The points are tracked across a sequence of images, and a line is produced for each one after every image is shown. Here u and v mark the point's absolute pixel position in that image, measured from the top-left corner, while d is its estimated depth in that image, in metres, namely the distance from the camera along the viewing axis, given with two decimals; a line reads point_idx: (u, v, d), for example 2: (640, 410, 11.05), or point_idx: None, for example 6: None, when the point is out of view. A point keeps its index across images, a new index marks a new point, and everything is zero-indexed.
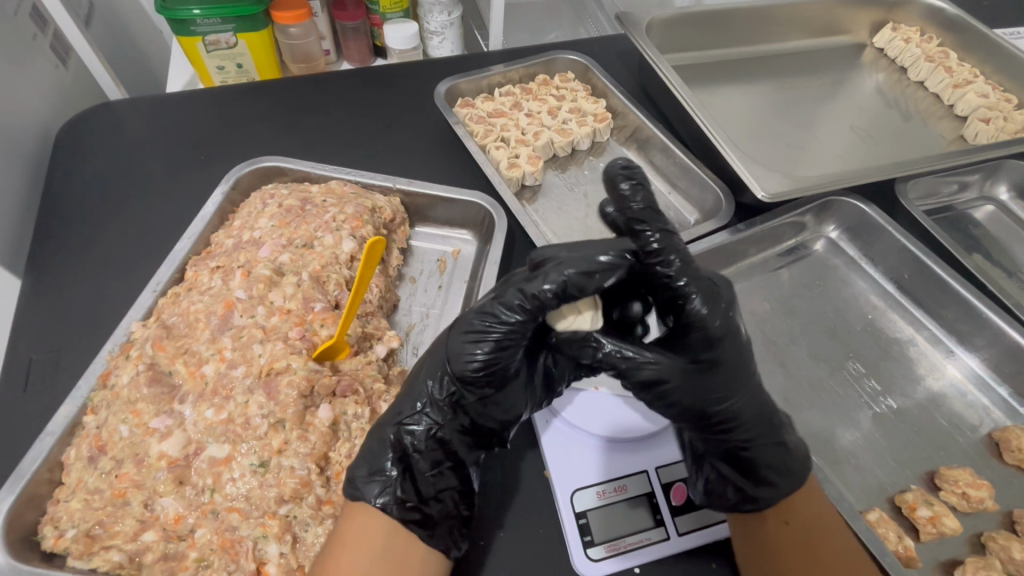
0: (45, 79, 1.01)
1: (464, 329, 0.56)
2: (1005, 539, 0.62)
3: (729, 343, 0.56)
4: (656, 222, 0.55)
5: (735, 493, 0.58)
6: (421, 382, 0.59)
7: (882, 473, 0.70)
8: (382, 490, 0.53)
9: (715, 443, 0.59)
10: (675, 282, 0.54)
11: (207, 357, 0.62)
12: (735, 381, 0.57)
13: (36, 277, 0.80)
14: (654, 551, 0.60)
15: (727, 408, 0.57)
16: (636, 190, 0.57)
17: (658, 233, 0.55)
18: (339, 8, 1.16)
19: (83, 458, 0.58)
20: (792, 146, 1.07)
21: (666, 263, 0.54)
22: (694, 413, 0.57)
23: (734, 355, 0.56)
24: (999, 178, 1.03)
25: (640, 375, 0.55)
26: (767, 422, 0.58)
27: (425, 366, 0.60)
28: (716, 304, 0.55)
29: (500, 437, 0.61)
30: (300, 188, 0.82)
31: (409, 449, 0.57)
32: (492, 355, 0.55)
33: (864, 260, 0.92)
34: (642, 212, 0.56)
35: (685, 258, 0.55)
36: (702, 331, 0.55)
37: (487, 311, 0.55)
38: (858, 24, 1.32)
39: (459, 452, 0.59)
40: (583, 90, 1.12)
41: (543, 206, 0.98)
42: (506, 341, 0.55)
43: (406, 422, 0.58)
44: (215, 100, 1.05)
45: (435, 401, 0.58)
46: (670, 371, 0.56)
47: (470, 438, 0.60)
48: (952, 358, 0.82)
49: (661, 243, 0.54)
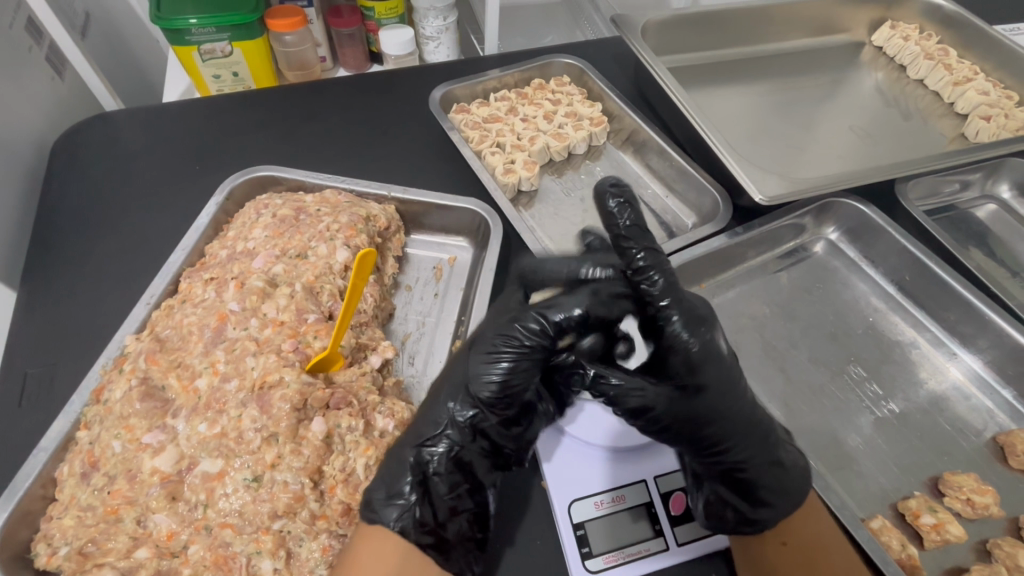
0: (43, 92, 1.02)
1: (483, 350, 0.57)
2: (1011, 546, 0.61)
3: (712, 367, 0.56)
4: (641, 240, 0.57)
5: (734, 514, 0.56)
6: (442, 405, 0.59)
7: (885, 480, 0.69)
8: (401, 515, 0.53)
9: (710, 465, 0.58)
10: (659, 300, 0.56)
11: (200, 371, 0.62)
12: (724, 407, 0.56)
13: (31, 291, 0.80)
14: (654, 562, 0.59)
15: (714, 433, 0.56)
16: (624, 208, 0.58)
17: (643, 251, 0.57)
18: (334, 16, 1.17)
19: (76, 474, 0.57)
20: (791, 147, 1.06)
21: (650, 282, 0.56)
22: (685, 437, 0.56)
23: (720, 379, 0.56)
24: (1001, 176, 1.02)
25: (628, 403, 0.55)
26: (762, 442, 0.58)
27: (445, 389, 0.60)
28: (698, 328, 0.55)
29: (519, 459, 0.60)
30: (294, 198, 0.82)
31: (428, 471, 0.56)
32: (511, 376, 0.55)
33: (865, 261, 0.91)
34: (630, 231, 0.58)
35: (671, 276, 0.56)
36: (683, 356, 0.55)
37: (506, 332, 0.56)
38: (856, 22, 1.31)
39: (478, 473, 0.58)
40: (579, 94, 1.11)
41: (539, 211, 0.98)
42: (524, 363, 0.56)
43: (426, 444, 0.57)
44: (210, 110, 1.05)
45: (456, 423, 0.58)
46: (656, 399, 0.55)
47: (490, 459, 0.60)
48: (954, 360, 0.81)
49: (645, 261, 0.56)
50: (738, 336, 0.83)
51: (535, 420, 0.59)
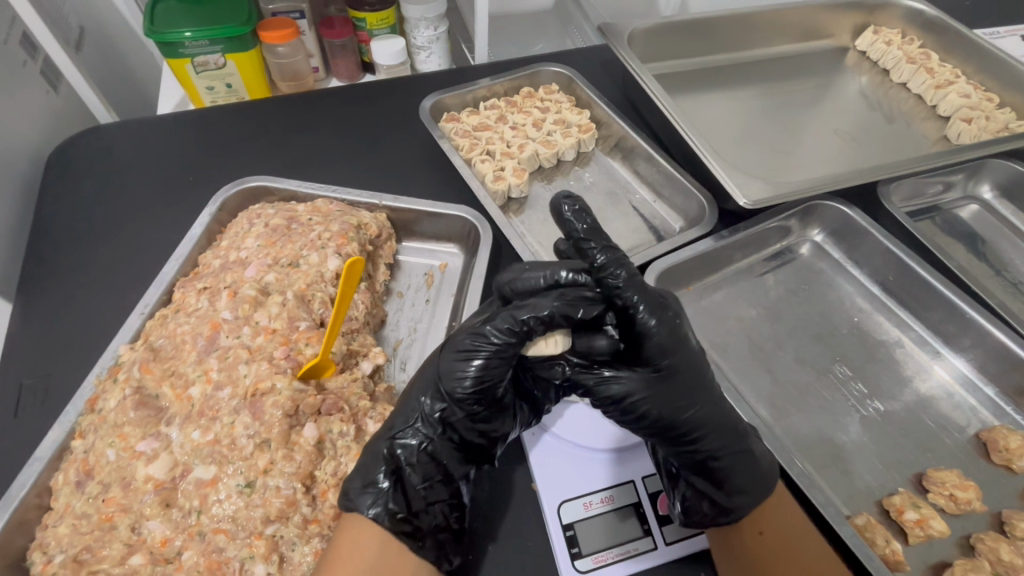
0: (36, 106, 1.03)
1: (455, 347, 0.57)
2: (994, 540, 0.62)
3: (684, 351, 0.57)
4: (600, 240, 0.59)
5: (711, 508, 0.57)
6: (414, 400, 0.61)
7: (870, 476, 0.70)
8: (374, 501, 0.54)
9: (687, 457, 0.59)
10: (624, 293, 0.55)
11: (193, 379, 0.63)
12: (696, 390, 0.57)
13: (27, 302, 0.81)
14: (642, 561, 0.60)
15: (692, 417, 0.57)
16: (579, 215, 0.61)
17: (603, 249, 0.58)
18: (326, 26, 1.18)
19: (71, 483, 0.58)
20: (776, 151, 1.08)
21: (613, 277, 0.56)
22: (662, 423, 0.57)
23: (691, 364, 0.57)
24: (982, 178, 1.04)
25: (608, 390, 0.57)
26: (732, 431, 0.59)
27: (417, 385, 0.62)
28: (663, 314, 0.56)
29: (489, 454, 0.62)
30: (287, 208, 0.83)
31: (401, 463, 0.58)
32: (483, 371, 0.56)
33: (849, 262, 0.93)
34: (588, 233, 0.59)
35: (632, 271, 0.56)
36: (654, 342, 0.55)
37: (478, 330, 0.56)
38: (840, 28, 1.34)
39: (449, 465, 0.60)
40: (567, 101, 1.12)
41: (529, 217, 0.99)
42: (496, 359, 0.56)
43: (398, 436, 0.59)
44: (203, 121, 1.06)
45: (426, 417, 0.59)
46: (634, 385, 0.56)
47: (460, 452, 0.61)
48: (938, 359, 0.82)
49: (604, 259, 0.57)
50: (726, 339, 0.84)
51: (507, 417, 0.61)
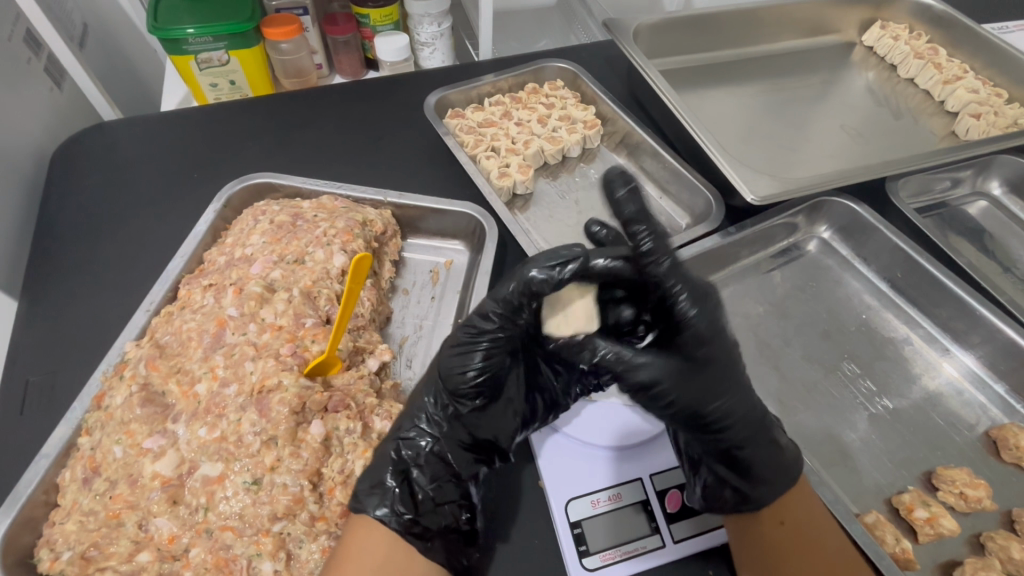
0: (41, 103, 1.03)
1: (451, 343, 0.59)
2: (1004, 539, 0.62)
3: (720, 341, 0.57)
4: (650, 226, 0.59)
5: (733, 495, 0.57)
6: (419, 400, 0.61)
7: (880, 475, 0.70)
8: (381, 502, 0.54)
9: (713, 445, 0.59)
10: (665, 282, 0.57)
11: (199, 376, 0.62)
12: (728, 380, 0.57)
13: (32, 299, 0.81)
14: (649, 559, 0.59)
15: (721, 405, 0.56)
16: (630, 200, 0.62)
17: (652, 236, 0.58)
18: (330, 23, 1.17)
19: (78, 480, 0.58)
20: (782, 147, 1.07)
21: (657, 263, 0.57)
22: (691, 412, 0.57)
23: (726, 355, 0.57)
24: (991, 173, 1.03)
25: (637, 376, 0.56)
26: (759, 422, 0.58)
27: (422, 386, 0.62)
28: (704, 305, 0.57)
29: (500, 451, 0.61)
30: (291, 205, 0.82)
31: (409, 464, 0.58)
32: (483, 363, 0.57)
33: (857, 259, 0.92)
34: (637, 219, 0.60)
35: (676, 260, 0.58)
36: (691, 331, 0.56)
37: (470, 323, 0.58)
38: (846, 22, 1.32)
39: (458, 465, 0.60)
40: (573, 97, 1.12)
41: (534, 214, 0.99)
42: (495, 345, 0.57)
43: (406, 437, 0.59)
44: (207, 118, 1.06)
45: (432, 416, 0.60)
46: (664, 371, 0.56)
47: (470, 452, 0.61)
48: (948, 356, 0.82)
49: (653, 245, 0.58)
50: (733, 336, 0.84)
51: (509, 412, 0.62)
